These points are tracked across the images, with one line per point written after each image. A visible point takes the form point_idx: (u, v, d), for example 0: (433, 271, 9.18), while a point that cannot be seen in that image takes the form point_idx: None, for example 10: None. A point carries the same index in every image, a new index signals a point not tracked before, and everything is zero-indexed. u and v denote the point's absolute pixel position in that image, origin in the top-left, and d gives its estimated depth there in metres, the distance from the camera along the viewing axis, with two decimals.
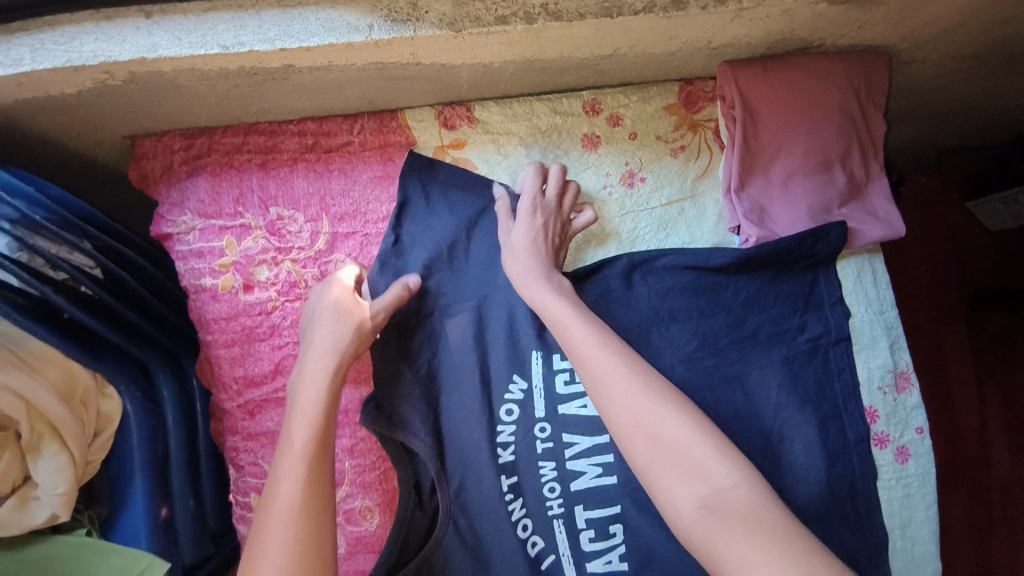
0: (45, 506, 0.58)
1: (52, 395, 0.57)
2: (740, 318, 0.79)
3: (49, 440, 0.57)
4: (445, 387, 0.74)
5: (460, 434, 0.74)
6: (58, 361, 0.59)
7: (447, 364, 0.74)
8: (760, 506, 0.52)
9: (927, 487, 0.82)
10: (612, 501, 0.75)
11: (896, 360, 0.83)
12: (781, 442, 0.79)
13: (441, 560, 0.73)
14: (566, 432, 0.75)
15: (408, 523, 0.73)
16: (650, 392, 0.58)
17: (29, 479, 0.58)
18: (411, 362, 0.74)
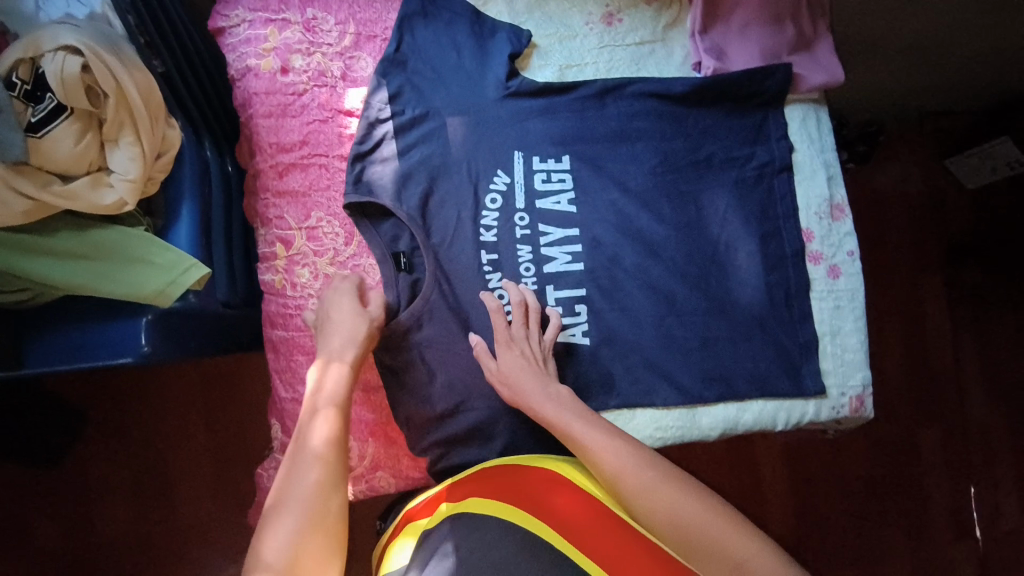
0: (117, 190, 0.67)
1: (139, 92, 0.67)
2: (698, 144, 0.93)
3: (128, 130, 0.67)
4: (429, 173, 0.86)
5: (451, 211, 0.86)
6: (141, 68, 0.68)
7: (437, 151, 0.86)
8: (780, 568, 0.61)
9: (854, 301, 0.95)
10: (578, 284, 0.89)
11: (831, 193, 0.96)
12: (729, 251, 0.93)
13: (424, 316, 0.84)
14: (542, 223, 0.89)
15: (396, 289, 0.84)
16: (664, 484, 0.67)
17: (103, 169, 0.68)
18: (406, 150, 0.85)
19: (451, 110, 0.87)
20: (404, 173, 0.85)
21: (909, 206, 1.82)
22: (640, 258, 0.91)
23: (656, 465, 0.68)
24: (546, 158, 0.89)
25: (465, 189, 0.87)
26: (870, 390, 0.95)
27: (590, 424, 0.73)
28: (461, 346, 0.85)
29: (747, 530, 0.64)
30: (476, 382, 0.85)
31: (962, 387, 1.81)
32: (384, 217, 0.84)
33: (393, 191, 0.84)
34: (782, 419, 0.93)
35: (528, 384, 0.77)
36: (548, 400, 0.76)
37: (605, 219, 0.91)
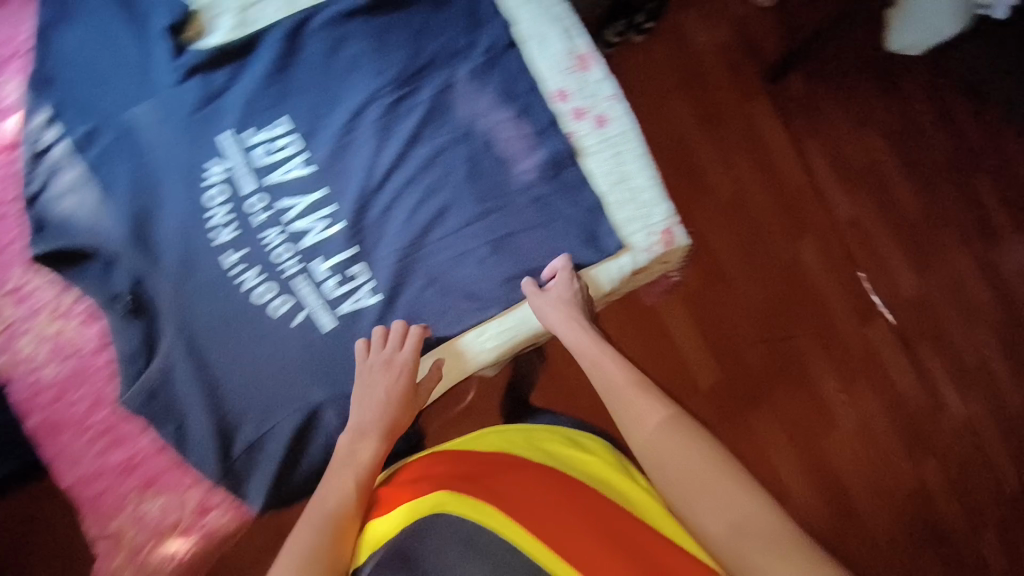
0: None
1: None
2: (418, 47, 0.84)
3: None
4: (124, 195, 0.75)
5: (168, 225, 0.76)
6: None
7: (126, 163, 0.76)
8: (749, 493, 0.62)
9: (630, 143, 0.93)
10: (347, 245, 0.81)
11: (574, 44, 0.92)
12: (489, 142, 0.87)
13: (183, 342, 0.76)
14: (281, 198, 0.79)
15: (127, 336, 0.75)
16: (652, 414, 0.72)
17: None
18: (91, 173, 0.76)
19: (133, 109, 0.77)
20: (91, 202, 0.75)
21: (724, 46, 2.02)
22: (405, 193, 0.84)
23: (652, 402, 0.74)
24: (259, 126, 0.78)
25: (178, 196, 0.77)
26: (676, 218, 0.95)
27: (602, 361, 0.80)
28: (242, 361, 0.77)
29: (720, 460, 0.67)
30: (276, 387, 0.78)
31: (822, 191, 2.06)
32: (94, 255, 0.75)
33: (95, 226, 0.75)
34: (605, 279, 0.92)
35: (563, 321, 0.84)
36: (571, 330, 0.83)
37: (352, 170, 0.81)
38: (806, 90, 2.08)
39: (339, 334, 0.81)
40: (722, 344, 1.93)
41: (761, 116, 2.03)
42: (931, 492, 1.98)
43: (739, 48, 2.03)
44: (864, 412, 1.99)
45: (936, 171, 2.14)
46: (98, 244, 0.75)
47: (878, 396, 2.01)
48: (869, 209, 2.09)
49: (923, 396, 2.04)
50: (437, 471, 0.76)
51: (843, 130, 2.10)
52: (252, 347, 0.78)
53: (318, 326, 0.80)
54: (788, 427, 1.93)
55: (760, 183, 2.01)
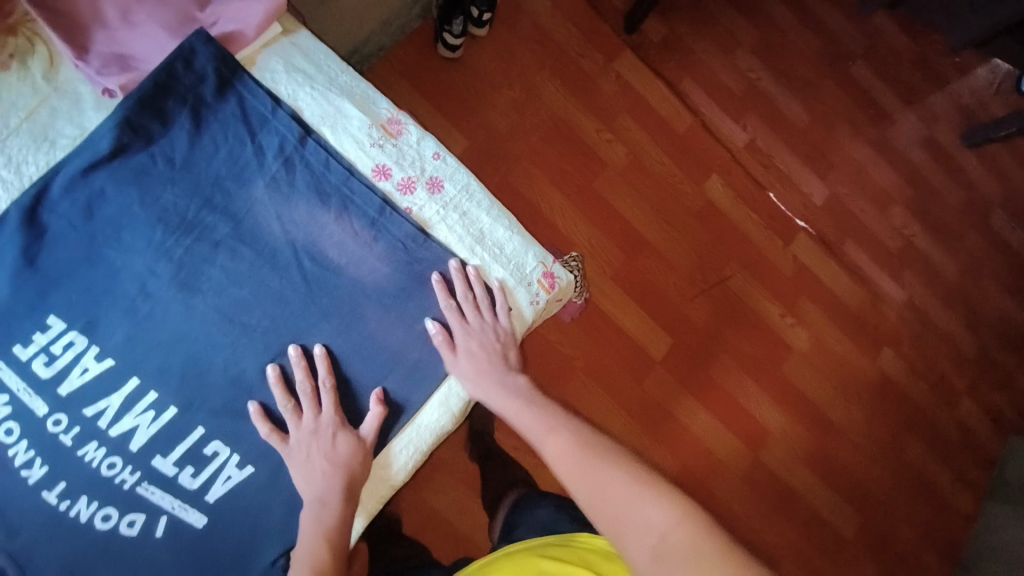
0: None
1: None
2: (191, 179, 0.74)
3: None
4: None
5: None
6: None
7: None
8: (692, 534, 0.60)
9: (474, 195, 0.85)
10: (189, 427, 0.70)
11: (373, 114, 0.82)
12: (316, 252, 0.77)
13: None
14: (87, 405, 0.67)
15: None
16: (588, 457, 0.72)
17: None
18: None
19: None
20: None
21: (572, 10, 1.93)
22: (238, 343, 0.73)
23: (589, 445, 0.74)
24: (28, 336, 0.66)
25: None
26: (550, 260, 0.88)
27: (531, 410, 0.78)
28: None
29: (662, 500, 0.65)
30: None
31: (713, 127, 2.03)
32: None
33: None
34: (497, 355, 0.83)
35: (491, 377, 0.79)
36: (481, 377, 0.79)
37: (161, 342, 0.70)
38: (666, 30, 2.02)
39: (218, 522, 0.70)
40: (664, 310, 1.89)
41: (631, 70, 1.96)
42: (895, 380, 2.04)
43: (587, 7, 1.94)
44: (815, 327, 2.01)
45: (811, 70, 2.12)
46: None
47: (820, 309, 2.02)
48: (763, 128, 2.08)
49: (860, 294, 2.06)
50: None
51: (714, 58, 2.06)
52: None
53: (187, 527, 0.69)
54: (747, 367, 1.93)
55: (652, 139, 1.95)
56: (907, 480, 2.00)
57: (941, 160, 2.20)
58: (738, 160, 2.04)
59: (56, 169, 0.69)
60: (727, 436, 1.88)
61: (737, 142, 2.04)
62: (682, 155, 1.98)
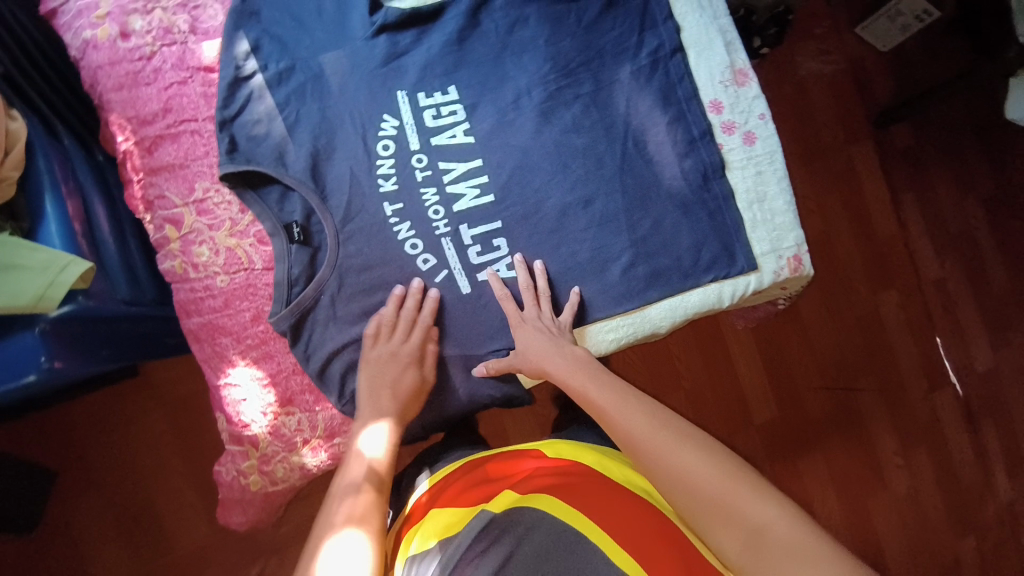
0: None
1: None
2: (586, 40, 0.89)
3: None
4: (308, 130, 0.79)
5: (341, 166, 0.80)
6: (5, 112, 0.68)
7: (311, 105, 0.79)
8: (798, 530, 0.59)
9: (775, 163, 0.93)
10: (492, 217, 0.85)
11: (732, 59, 0.93)
12: (639, 140, 0.90)
13: (337, 277, 0.79)
14: (443, 160, 0.84)
15: (289, 262, 0.77)
16: (668, 434, 0.70)
17: None
18: (279, 107, 0.79)
19: (330, 65, 0.80)
20: (280, 126, 0.79)
21: (836, 83, 2.00)
22: (555, 176, 0.87)
23: (668, 424, 0.71)
24: (432, 92, 0.84)
25: (354, 143, 0.81)
26: (805, 248, 0.94)
27: (600, 381, 0.78)
28: (387, 307, 0.81)
29: (764, 494, 0.63)
30: (390, 336, 0.79)
31: (911, 247, 2.01)
32: (274, 182, 0.78)
33: (276, 154, 0.78)
34: (724, 297, 0.92)
35: (541, 354, 0.79)
36: (557, 355, 0.79)
37: (507, 144, 0.86)
38: (911, 142, 2.03)
39: (474, 297, 0.84)
40: (785, 384, 1.88)
41: (861, 160, 2.00)
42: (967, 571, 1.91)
43: (852, 88, 2.00)
44: (918, 479, 1.92)
45: None
46: (278, 172, 0.77)
47: (931, 463, 1.94)
48: (957, 272, 2.04)
49: (975, 473, 1.96)
50: (544, 480, 0.82)
51: (945, 187, 2.05)
52: (396, 297, 0.81)
53: (457, 287, 0.83)
54: (836, 478, 1.87)
55: (850, 229, 1.97)
56: None
57: None
58: (920, 288, 2.00)
59: None
60: None
61: (927, 272, 2.01)
62: (872, 256, 1.97)
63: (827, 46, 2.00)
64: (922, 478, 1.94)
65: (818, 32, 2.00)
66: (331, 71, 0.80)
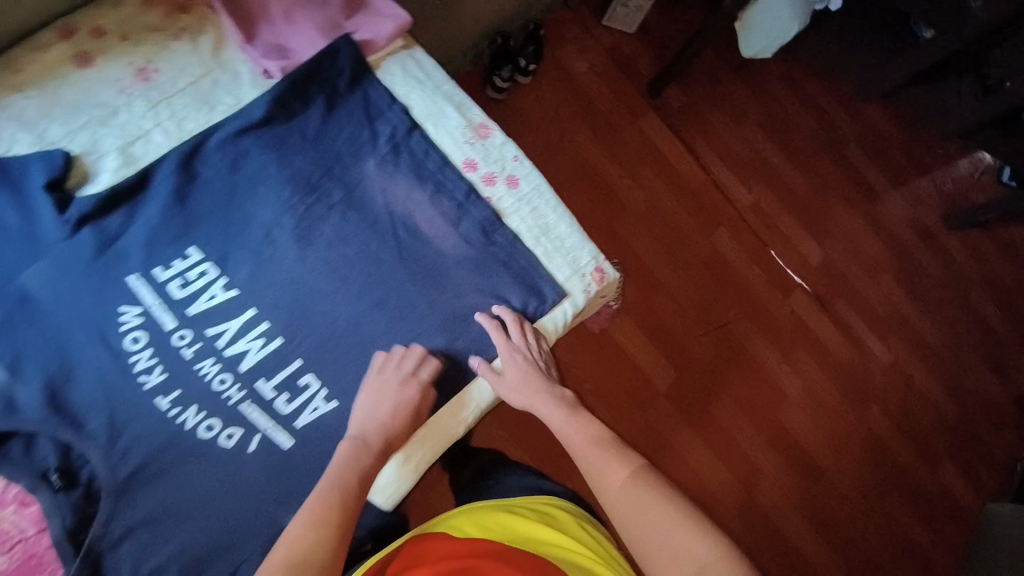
0: None
1: None
2: (318, 151, 0.87)
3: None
4: (35, 362, 0.71)
5: (91, 381, 0.72)
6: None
7: (32, 333, 0.72)
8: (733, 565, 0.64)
9: (544, 195, 0.98)
10: (289, 358, 0.81)
11: (467, 117, 0.96)
12: (409, 223, 0.90)
13: (125, 502, 0.72)
14: (210, 326, 0.78)
15: (59, 514, 0.69)
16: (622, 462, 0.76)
17: None
18: None
19: (39, 282, 0.72)
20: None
21: (604, 72, 2.17)
22: (338, 292, 0.84)
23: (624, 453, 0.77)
24: (170, 261, 0.78)
25: (98, 351, 0.73)
26: (601, 257, 0.99)
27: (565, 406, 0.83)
28: (199, 506, 0.74)
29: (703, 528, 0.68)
30: (214, 501, 0.75)
31: (722, 186, 2.22)
32: (15, 435, 0.70)
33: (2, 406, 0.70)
34: (552, 329, 0.94)
35: (520, 390, 0.84)
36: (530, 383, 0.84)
37: (276, 281, 0.82)
38: (684, 100, 2.26)
39: (296, 449, 0.79)
40: (671, 347, 1.99)
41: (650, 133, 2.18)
42: (884, 439, 2.07)
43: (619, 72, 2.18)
44: (806, 376, 2.08)
45: (813, 146, 2.33)
46: (10, 425, 0.69)
47: (814, 361, 2.10)
48: (767, 191, 2.26)
49: (851, 353, 2.13)
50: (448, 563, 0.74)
51: (726, 127, 2.28)
52: (206, 489, 0.75)
53: (276, 446, 0.78)
54: (746, 410, 1.99)
55: (667, 192, 2.14)
56: (894, 544, 1.97)
57: (929, 243, 2.32)
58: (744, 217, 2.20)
59: (220, 124, 0.83)
60: (718, 468, 1.91)
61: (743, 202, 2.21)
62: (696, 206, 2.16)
63: (583, 45, 2.17)
64: (813, 376, 2.09)
65: (571, 36, 2.17)
66: (45, 286, 0.73)
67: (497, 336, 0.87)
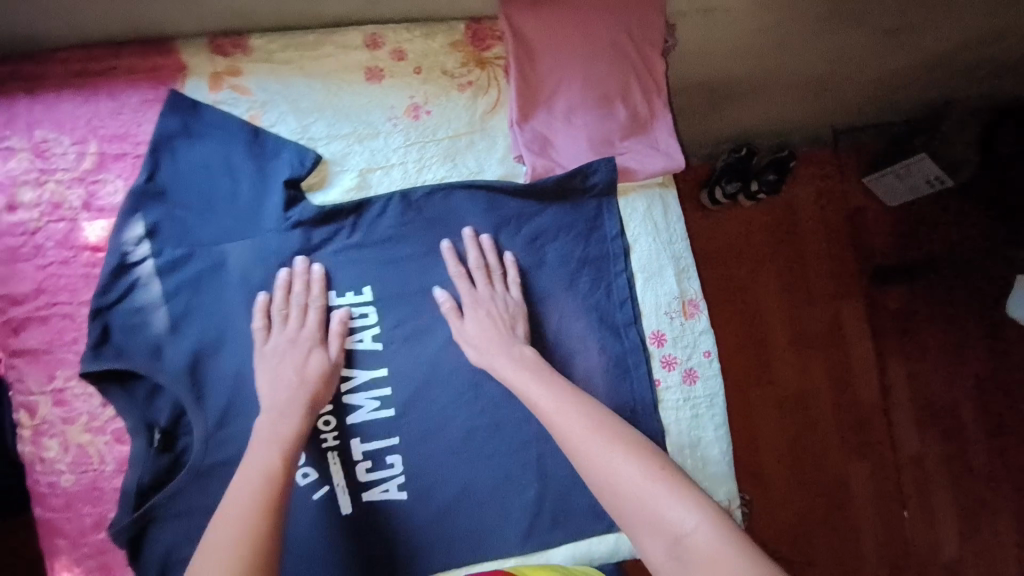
0: None
1: None
2: (524, 252, 0.84)
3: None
4: (194, 325, 0.73)
5: (229, 363, 0.73)
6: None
7: (207, 295, 0.74)
8: (711, 537, 0.60)
9: (714, 407, 0.86)
10: (390, 432, 0.78)
11: (683, 288, 0.87)
12: (567, 364, 0.83)
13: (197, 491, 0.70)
14: (343, 367, 0.77)
15: (142, 467, 0.70)
16: (594, 439, 0.68)
17: None
18: (168, 297, 0.72)
19: (235, 259, 0.74)
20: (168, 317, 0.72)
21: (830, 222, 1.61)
22: (466, 397, 0.80)
23: (603, 431, 0.69)
24: (345, 290, 0.78)
25: (247, 342, 0.74)
26: (736, 503, 0.86)
27: (547, 383, 0.75)
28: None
29: (687, 497, 0.63)
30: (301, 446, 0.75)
31: (891, 421, 1.59)
32: (144, 378, 0.71)
33: (154, 349, 0.72)
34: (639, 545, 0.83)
35: (490, 346, 0.78)
36: (516, 368, 0.76)
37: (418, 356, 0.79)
38: (905, 302, 1.63)
39: (353, 519, 0.76)
40: None
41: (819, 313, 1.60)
42: None
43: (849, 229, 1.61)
44: None
45: None
46: (149, 369, 0.71)
47: None
48: (940, 455, 1.58)
49: None
50: None
51: (936, 354, 1.61)
52: None
53: (336, 507, 0.76)
54: None
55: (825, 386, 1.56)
56: None
57: None
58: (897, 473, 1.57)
59: (456, 187, 0.82)
60: None
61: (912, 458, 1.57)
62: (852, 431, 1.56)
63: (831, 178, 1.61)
64: None
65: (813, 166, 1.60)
66: (240, 262, 0.74)
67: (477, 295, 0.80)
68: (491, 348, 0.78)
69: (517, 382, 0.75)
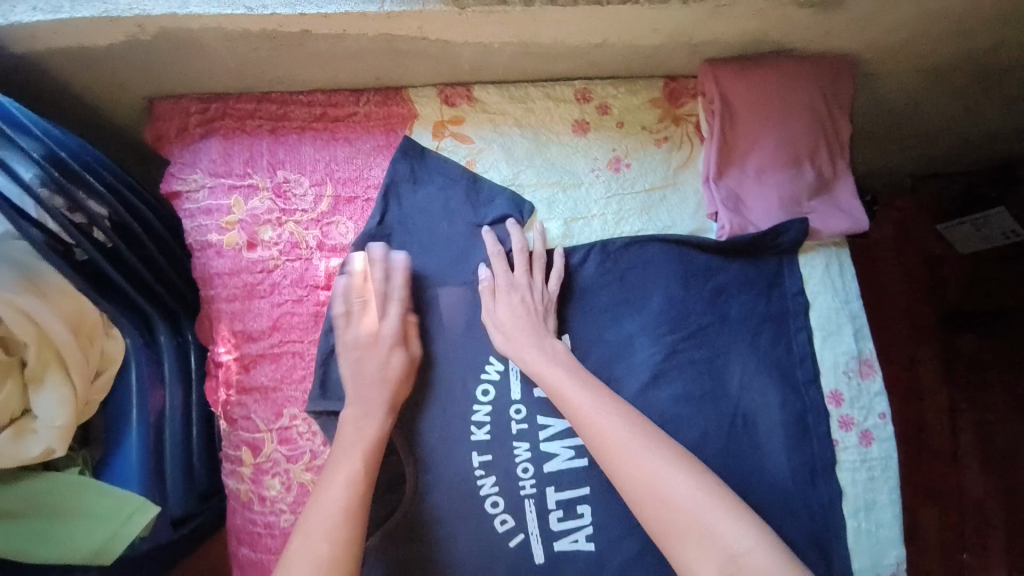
0: (41, 439, 0.65)
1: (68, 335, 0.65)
2: (712, 308, 0.84)
3: (56, 372, 0.65)
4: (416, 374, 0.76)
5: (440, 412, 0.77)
6: (70, 296, 0.66)
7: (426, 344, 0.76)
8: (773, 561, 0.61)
9: (888, 470, 0.87)
10: (583, 482, 0.78)
11: (859, 348, 0.88)
12: (749, 421, 0.84)
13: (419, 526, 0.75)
14: (541, 414, 0.78)
15: None
16: (642, 450, 0.66)
17: (29, 413, 0.66)
18: None
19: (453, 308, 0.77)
20: None
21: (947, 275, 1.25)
22: None
23: (650, 442, 0.67)
24: None
25: (454, 388, 0.78)
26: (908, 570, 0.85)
27: (578, 382, 0.71)
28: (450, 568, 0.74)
29: (737, 516, 0.64)
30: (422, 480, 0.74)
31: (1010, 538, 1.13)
32: None
33: None
34: None
35: (524, 340, 0.73)
36: (551, 368, 0.71)
37: None
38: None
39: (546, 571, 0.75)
40: None
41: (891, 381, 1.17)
42: None
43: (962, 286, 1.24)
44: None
45: None
46: None
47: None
48: None
49: None
50: None
51: None
52: (466, 558, 0.74)
53: (531, 558, 0.75)
54: None
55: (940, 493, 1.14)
56: None
57: None
58: None
59: (652, 239, 0.83)
60: None
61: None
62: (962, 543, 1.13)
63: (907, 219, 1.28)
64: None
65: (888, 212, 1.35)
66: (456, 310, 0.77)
67: (500, 277, 0.75)
68: (517, 342, 0.73)
69: (552, 385, 0.71)
